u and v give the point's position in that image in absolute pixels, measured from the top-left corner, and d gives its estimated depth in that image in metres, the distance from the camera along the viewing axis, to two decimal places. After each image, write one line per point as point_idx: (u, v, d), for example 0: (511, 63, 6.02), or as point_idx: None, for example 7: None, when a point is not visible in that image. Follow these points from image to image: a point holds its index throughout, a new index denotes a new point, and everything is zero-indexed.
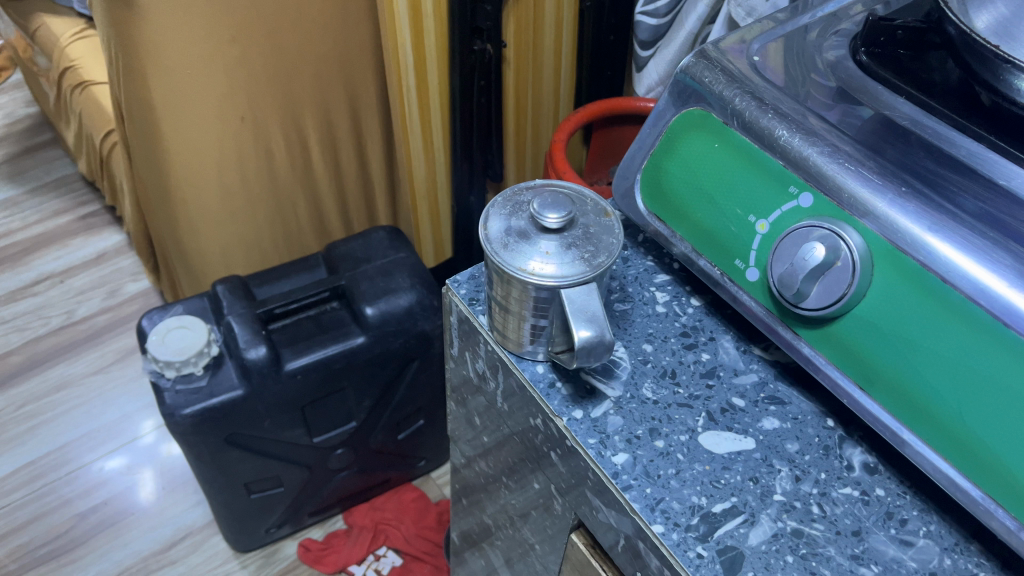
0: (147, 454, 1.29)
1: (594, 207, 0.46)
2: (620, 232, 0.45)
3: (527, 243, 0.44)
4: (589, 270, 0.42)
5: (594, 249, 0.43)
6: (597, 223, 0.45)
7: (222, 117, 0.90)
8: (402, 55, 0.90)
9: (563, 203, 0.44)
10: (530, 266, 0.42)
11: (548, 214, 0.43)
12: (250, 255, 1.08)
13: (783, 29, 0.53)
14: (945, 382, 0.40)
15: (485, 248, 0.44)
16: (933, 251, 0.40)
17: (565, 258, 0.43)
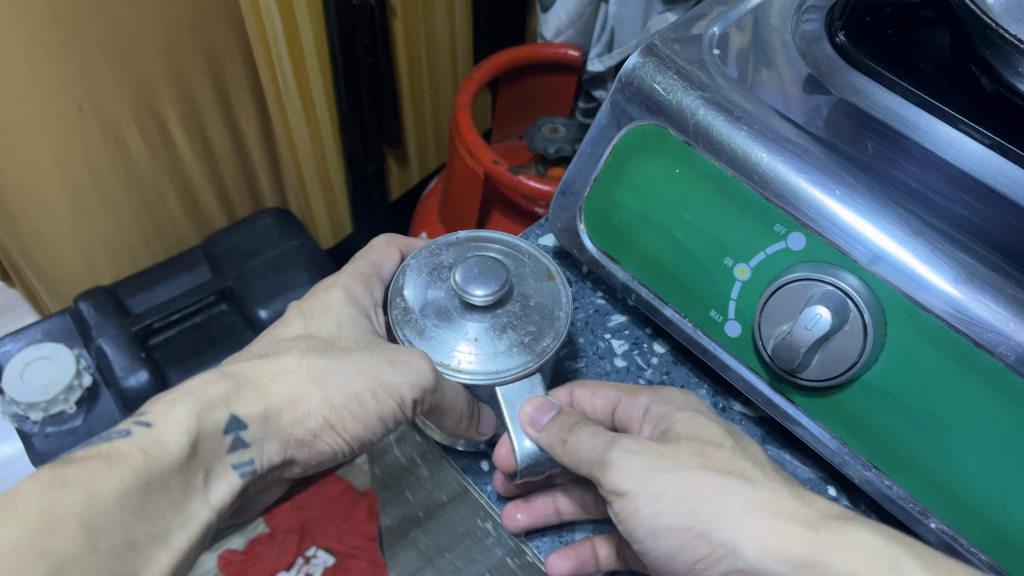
0: None
1: (534, 267, 0.39)
2: (568, 297, 0.38)
3: (449, 325, 0.36)
4: (533, 358, 0.35)
5: (537, 328, 0.36)
6: (537, 289, 0.38)
7: (55, 109, 0.75)
8: (267, 22, 0.75)
9: (494, 268, 0.36)
10: (457, 359, 0.36)
11: (475, 289, 0.35)
12: (115, 253, 0.94)
13: (743, 8, 0.43)
14: (983, 467, 0.33)
15: (398, 331, 0.37)
16: (963, 310, 0.32)
17: (501, 344, 0.36)
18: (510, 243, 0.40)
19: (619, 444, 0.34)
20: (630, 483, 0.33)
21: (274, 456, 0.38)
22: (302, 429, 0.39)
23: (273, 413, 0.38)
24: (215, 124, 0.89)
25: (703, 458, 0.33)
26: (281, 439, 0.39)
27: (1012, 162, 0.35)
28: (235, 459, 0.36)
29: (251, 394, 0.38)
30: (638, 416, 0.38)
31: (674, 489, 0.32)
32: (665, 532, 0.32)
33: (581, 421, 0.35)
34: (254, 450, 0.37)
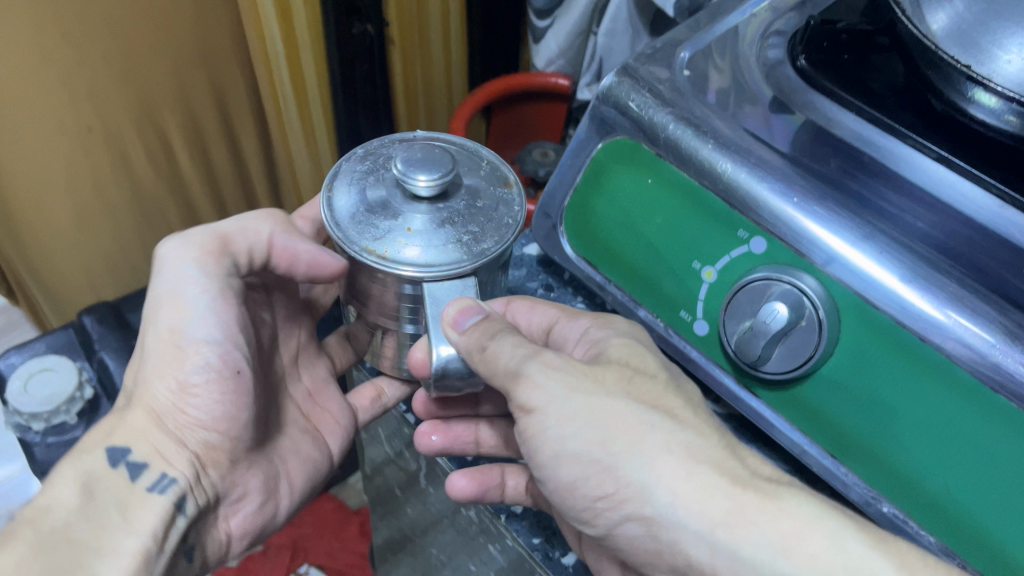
0: None
1: (487, 178, 0.43)
2: (515, 207, 0.42)
3: (389, 215, 0.39)
4: (467, 257, 0.38)
5: (476, 230, 0.40)
6: (484, 195, 0.42)
7: (65, 129, 0.78)
8: (270, 48, 0.79)
9: (440, 159, 0.39)
10: (390, 242, 0.38)
11: (418, 173, 0.38)
12: (117, 271, 0.97)
13: (711, 34, 0.46)
14: (930, 452, 0.35)
15: (335, 219, 0.40)
16: (908, 305, 0.35)
17: (437, 235, 0.39)
18: (462, 157, 0.44)
19: (538, 359, 0.38)
20: (544, 399, 0.37)
21: (188, 464, 0.45)
22: (193, 424, 0.46)
23: (154, 434, 0.45)
24: (217, 144, 0.93)
25: (626, 387, 0.38)
26: (180, 444, 0.45)
27: (955, 174, 0.39)
28: (145, 480, 0.43)
29: (128, 433, 0.44)
30: (574, 339, 0.44)
31: (589, 414, 0.36)
32: (569, 458, 0.36)
33: (502, 330, 0.38)
34: (152, 462, 0.44)
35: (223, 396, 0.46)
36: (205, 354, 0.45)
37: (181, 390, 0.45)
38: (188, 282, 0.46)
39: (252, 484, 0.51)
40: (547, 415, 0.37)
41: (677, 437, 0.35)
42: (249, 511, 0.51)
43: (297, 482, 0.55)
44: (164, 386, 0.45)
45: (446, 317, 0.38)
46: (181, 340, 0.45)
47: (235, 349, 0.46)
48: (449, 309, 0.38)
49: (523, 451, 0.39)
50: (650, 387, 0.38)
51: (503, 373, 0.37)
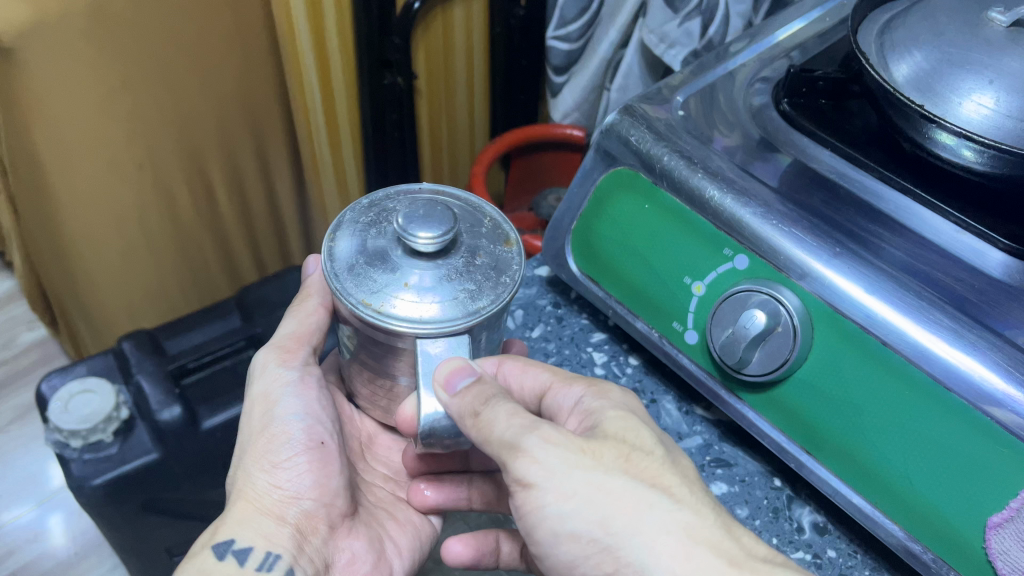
0: (56, 510, 1.11)
1: (492, 233, 0.40)
2: (518, 264, 0.39)
3: (386, 268, 0.37)
4: (463, 317, 0.36)
5: (476, 288, 0.37)
6: (488, 251, 0.39)
7: (118, 166, 0.85)
8: (309, 97, 0.85)
9: (446, 216, 0.37)
10: (386, 297, 0.36)
11: (423, 229, 0.36)
12: (154, 302, 1.02)
13: (706, 79, 0.52)
14: (893, 446, 0.39)
15: (330, 268, 0.38)
16: (872, 313, 0.39)
17: (435, 292, 0.36)
18: (469, 210, 0.42)
19: (537, 433, 0.36)
20: (542, 475, 0.35)
21: (291, 537, 0.44)
22: (287, 499, 0.45)
23: (252, 513, 0.44)
24: (253, 183, 1.00)
25: (626, 463, 0.36)
26: (279, 520, 0.45)
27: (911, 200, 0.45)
28: (253, 561, 0.43)
29: (228, 522, 0.44)
30: (569, 408, 0.42)
31: (588, 491, 0.35)
32: (567, 536, 0.36)
33: (498, 398, 0.37)
34: (257, 542, 0.43)
35: (314, 467, 0.47)
36: (292, 432, 0.47)
37: (275, 469, 0.46)
38: (277, 379, 0.49)
39: (358, 546, 0.48)
40: (545, 490, 0.35)
41: (674, 516, 0.35)
42: (364, 573, 0.48)
43: (405, 543, 0.51)
44: (260, 472, 0.46)
45: (438, 378, 0.36)
46: (269, 425, 0.47)
47: (318, 423, 0.48)
48: (440, 371, 0.36)
49: (518, 523, 0.38)
50: (647, 466, 0.37)
51: (501, 444, 0.36)
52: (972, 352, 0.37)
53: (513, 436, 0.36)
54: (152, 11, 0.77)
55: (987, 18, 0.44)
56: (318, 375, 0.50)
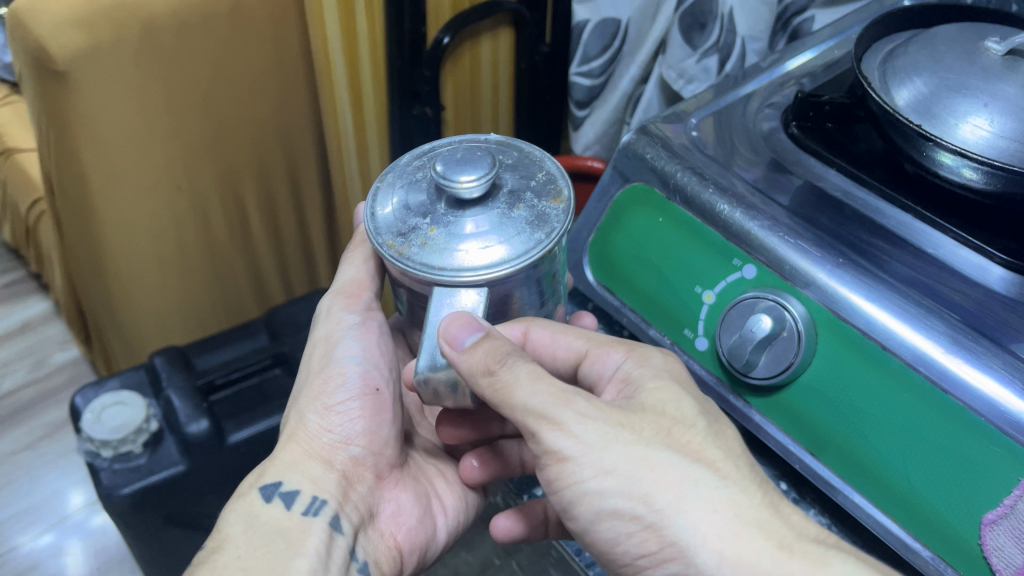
0: (78, 531, 1.13)
1: (544, 189, 0.40)
2: (564, 218, 0.38)
3: (425, 218, 0.38)
4: (491, 266, 0.36)
5: (512, 238, 0.37)
6: (534, 205, 0.39)
7: (159, 186, 0.89)
8: (341, 122, 0.90)
9: (485, 163, 0.37)
10: (413, 240, 0.37)
11: (453, 172, 0.37)
12: (186, 322, 1.05)
13: (720, 103, 0.56)
14: (891, 444, 0.41)
15: (375, 219, 0.39)
16: (871, 318, 0.42)
17: (468, 241, 0.37)
18: (525, 165, 0.42)
19: (572, 407, 0.38)
20: (582, 449, 0.37)
21: (337, 484, 0.48)
22: (337, 442, 0.50)
23: (299, 461, 0.49)
24: (284, 205, 1.05)
25: (666, 438, 0.38)
26: (327, 465, 0.49)
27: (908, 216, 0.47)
28: (300, 505, 0.46)
29: (274, 468, 0.48)
30: (609, 374, 0.44)
31: (627, 467, 0.37)
32: (606, 514, 0.38)
33: (516, 359, 0.38)
34: (304, 487, 0.47)
35: (366, 413, 0.50)
36: (348, 374, 0.50)
37: (327, 413, 0.50)
38: (340, 322, 0.53)
39: (404, 500, 0.51)
40: (582, 465, 0.37)
41: (721, 494, 0.36)
42: (410, 525, 0.51)
43: (453, 503, 0.54)
44: (313, 415, 0.50)
45: (444, 331, 0.37)
46: (327, 367, 0.51)
47: (375, 368, 0.51)
48: (445, 324, 0.37)
49: (552, 497, 0.40)
50: (689, 437, 0.39)
51: (534, 414, 0.38)
52: (965, 358, 0.39)
53: (548, 408, 0.38)
54: (197, 38, 0.82)
55: (983, 47, 0.47)
56: (381, 321, 0.53)
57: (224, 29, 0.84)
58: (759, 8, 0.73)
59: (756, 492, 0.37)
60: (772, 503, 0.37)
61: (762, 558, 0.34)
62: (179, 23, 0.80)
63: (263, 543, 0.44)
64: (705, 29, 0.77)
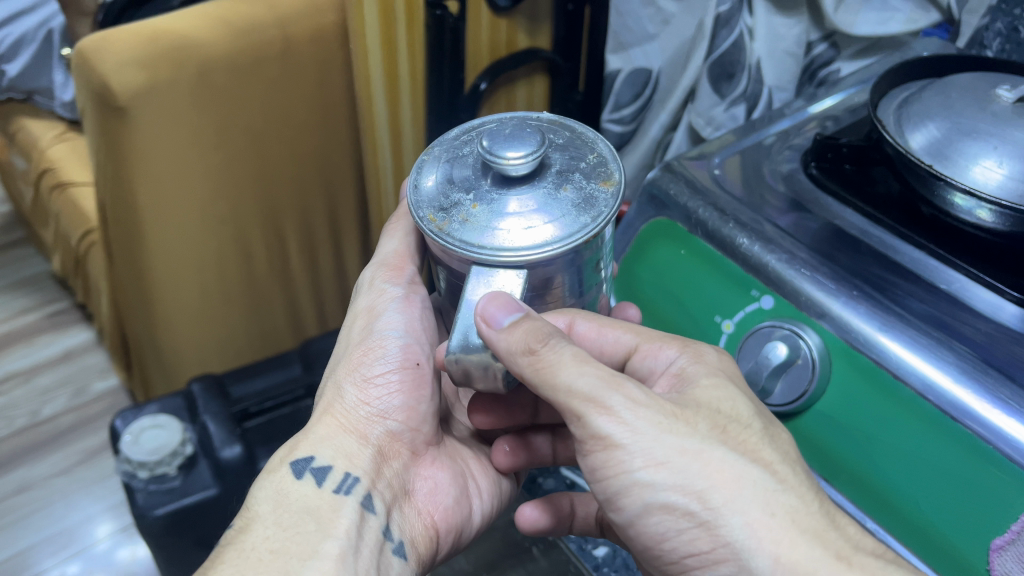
0: (103, 562, 1.14)
1: (594, 172, 0.42)
2: (610, 200, 0.40)
3: (469, 194, 0.41)
4: (531, 246, 0.38)
5: (554, 218, 0.39)
6: (582, 186, 0.41)
7: (206, 218, 0.94)
8: (381, 161, 0.94)
9: (531, 142, 0.39)
10: (455, 216, 0.40)
11: (497, 150, 0.39)
12: (225, 352, 1.08)
13: (742, 144, 0.59)
14: (902, 470, 0.42)
15: (422, 192, 0.42)
16: (884, 349, 0.43)
17: (510, 219, 0.39)
18: (573, 148, 0.44)
19: (622, 392, 0.39)
20: (630, 434, 0.39)
21: (371, 460, 0.50)
22: (374, 416, 0.52)
23: (332, 437, 0.51)
24: (321, 239, 1.10)
25: (722, 434, 0.40)
26: (362, 440, 0.51)
27: (922, 254, 0.49)
28: (331, 483, 0.49)
29: (308, 444, 0.51)
30: (661, 369, 0.46)
31: (681, 459, 0.38)
32: (657, 509, 0.39)
33: (559, 343, 0.40)
34: (337, 463, 0.49)
35: (404, 387, 0.52)
36: (388, 347, 0.53)
37: (366, 384, 0.52)
38: (382, 294, 0.55)
39: (440, 476, 0.54)
40: (634, 454, 0.39)
41: (778, 497, 0.37)
42: (446, 505, 0.53)
43: (487, 486, 0.56)
44: (351, 387, 0.52)
45: (480, 310, 0.38)
46: (369, 338, 0.53)
47: (415, 343, 0.53)
48: (483, 303, 0.39)
49: (596, 487, 0.41)
50: (745, 435, 0.40)
51: (582, 397, 0.39)
52: (976, 390, 0.40)
53: (597, 392, 0.39)
54: (250, 81, 0.87)
55: (995, 95, 0.49)
56: (423, 294, 0.55)
57: (274, 72, 0.89)
58: (785, 59, 0.77)
59: (807, 492, 0.39)
60: (828, 514, 0.39)
61: (819, 566, 0.35)
62: (233, 65, 0.84)
63: (293, 522, 0.46)
64: (733, 78, 0.79)
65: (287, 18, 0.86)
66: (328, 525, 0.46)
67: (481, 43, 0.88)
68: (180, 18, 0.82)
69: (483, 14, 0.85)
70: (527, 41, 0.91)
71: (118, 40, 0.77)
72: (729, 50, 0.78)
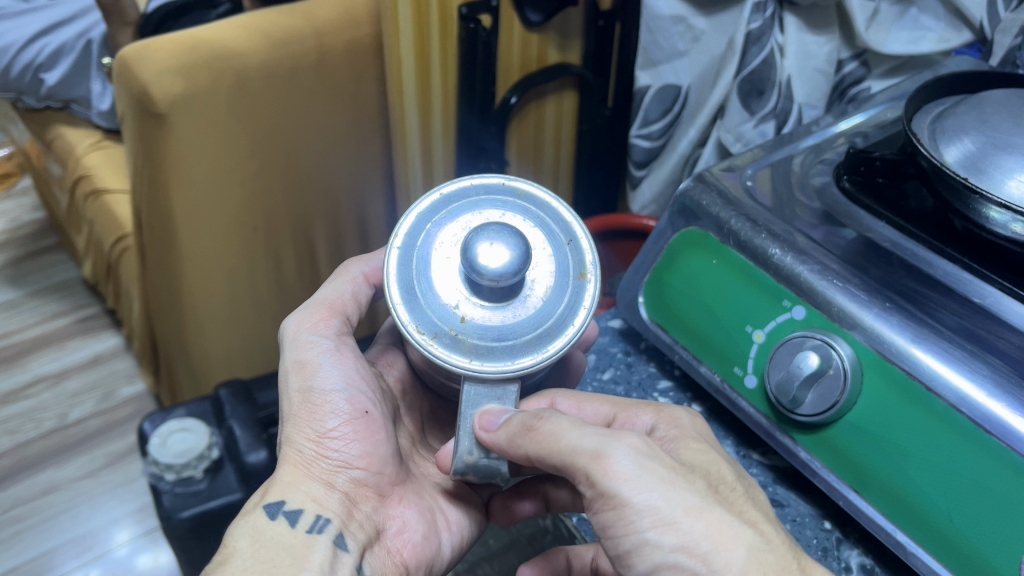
0: (123, 567, 1.15)
1: (569, 264, 0.45)
2: (588, 300, 0.44)
3: (450, 303, 0.43)
4: (517, 362, 0.42)
5: (536, 333, 0.43)
6: (560, 287, 0.44)
7: (238, 226, 0.95)
8: (410, 178, 0.95)
9: (514, 251, 0.41)
10: (443, 327, 0.43)
11: (483, 270, 0.41)
12: (252, 360, 1.10)
13: (772, 157, 0.59)
14: (932, 484, 0.42)
15: (400, 289, 0.43)
16: (917, 361, 0.43)
17: (495, 337, 0.43)
18: (549, 231, 0.46)
19: (626, 444, 0.40)
20: (635, 489, 0.38)
21: (340, 503, 0.50)
22: (336, 466, 0.51)
23: (293, 485, 0.49)
24: (349, 248, 1.11)
25: (712, 494, 0.40)
26: (328, 486, 0.50)
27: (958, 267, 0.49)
28: (304, 523, 0.48)
29: (277, 489, 0.49)
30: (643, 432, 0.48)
31: (687, 520, 0.38)
32: (665, 567, 0.37)
33: (556, 415, 0.43)
34: (307, 506, 0.49)
35: (360, 436, 0.52)
36: (335, 401, 0.51)
37: (322, 439, 0.51)
38: (312, 347, 0.53)
39: (409, 515, 0.53)
40: (642, 514, 0.38)
41: (767, 557, 0.38)
42: (414, 541, 0.53)
43: (456, 518, 0.56)
44: (307, 440, 0.51)
45: (478, 423, 0.43)
46: (311, 395, 0.52)
47: (360, 393, 0.52)
48: (478, 417, 0.43)
49: (607, 543, 0.40)
50: (736, 496, 0.41)
51: (584, 453, 0.40)
52: (1009, 403, 0.40)
53: (601, 447, 0.40)
54: (285, 91, 0.89)
55: None
56: (352, 344, 0.54)
57: (309, 81, 0.90)
58: (815, 77, 0.78)
59: (787, 555, 0.38)
60: (801, 566, 0.39)
61: None
62: (269, 75, 0.86)
63: (269, 557, 0.46)
64: (763, 95, 0.78)
65: (323, 30, 0.88)
66: (304, 558, 0.46)
67: (513, 56, 0.89)
68: (219, 28, 0.83)
69: (515, 25, 0.86)
70: (557, 57, 0.92)
71: (159, 47, 0.79)
72: (760, 67, 0.77)
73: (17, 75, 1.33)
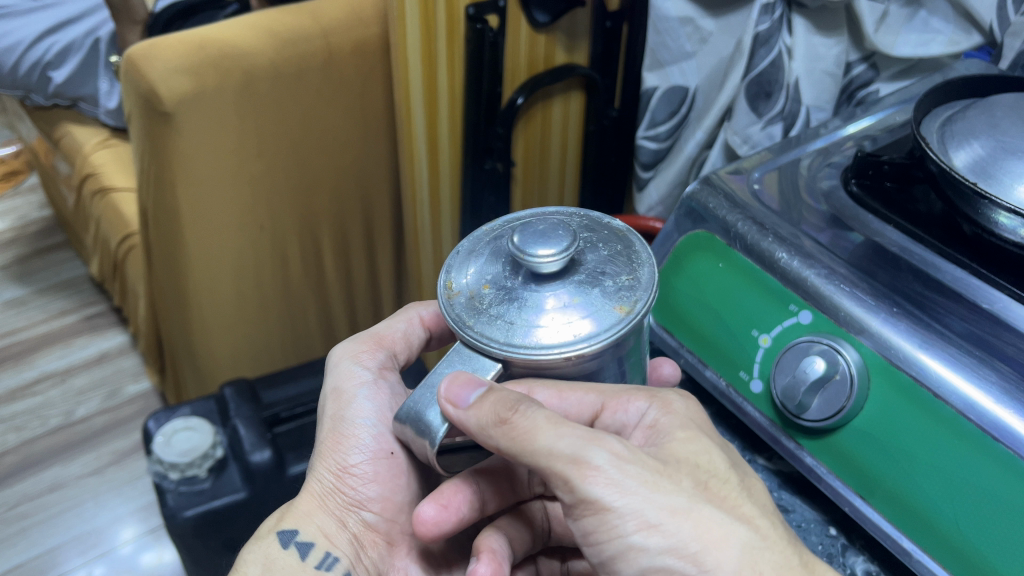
0: (127, 564, 1.15)
1: (616, 294, 0.38)
2: (607, 330, 0.37)
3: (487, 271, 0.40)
4: (500, 343, 0.37)
5: (532, 329, 0.37)
6: (589, 304, 0.37)
7: (245, 225, 0.95)
8: (418, 180, 0.94)
9: (560, 240, 0.38)
10: (467, 289, 0.40)
11: (521, 240, 0.38)
12: (259, 360, 1.09)
13: (779, 160, 0.59)
14: (938, 491, 0.42)
15: (463, 253, 0.43)
16: (924, 366, 0.43)
17: (496, 311, 0.38)
18: (624, 262, 0.40)
19: (604, 447, 0.39)
20: (617, 493, 0.38)
21: (349, 543, 0.51)
22: (351, 504, 0.52)
23: (308, 518, 0.51)
24: (356, 248, 1.11)
25: (706, 492, 0.40)
26: (341, 523, 0.52)
27: (965, 272, 0.48)
28: (314, 559, 0.50)
29: (295, 516, 0.52)
30: (633, 422, 0.45)
31: (672, 522, 0.38)
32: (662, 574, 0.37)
33: (533, 408, 0.39)
34: (318, 541, 0.51)
35: (380, 478, 0.52)
36: (362, 437, 0.52)
37: (342, 473, 0.52)
38: (355, 377, 0.54)
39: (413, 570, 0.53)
40: (626, 518, 0.38)
41: (763, 554, 0.38)
42: None
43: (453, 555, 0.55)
44: (327, 471, 0.52)
45: (446, 392, 0.38)
46: (342, 424, 0.52)
47: (388, 432, 0.52)
48: (448, 385, 0.38)
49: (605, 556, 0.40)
50: (728, 493, 0.40)
51: (564, 458, 0.38)
52: (1016, 410, 0.40)
53: (579, 451, 0.38)
54: (292, 91, 0.89)
55: None
56: (394, 381, 0.55)
57: (315, 81, 0.90)
58: (823, 79, 0.77)
59: (791, 556, 0.38)
60: (805, 563, 0.39)
61: None
62: (277, 74, 0.86)
63: None
64: (771, 97, 0.78)
65: (331, 29, 0.88)
66: None
67: (520, 57, 0.88)
68: (227, 27, 0.83)
69: (522, 28, 0.86)
70: (565, 58, 0.92)
71: (167, 47, 0.79)
72: (768, 69, 0.77)
73: (25, 73, 1.33)
